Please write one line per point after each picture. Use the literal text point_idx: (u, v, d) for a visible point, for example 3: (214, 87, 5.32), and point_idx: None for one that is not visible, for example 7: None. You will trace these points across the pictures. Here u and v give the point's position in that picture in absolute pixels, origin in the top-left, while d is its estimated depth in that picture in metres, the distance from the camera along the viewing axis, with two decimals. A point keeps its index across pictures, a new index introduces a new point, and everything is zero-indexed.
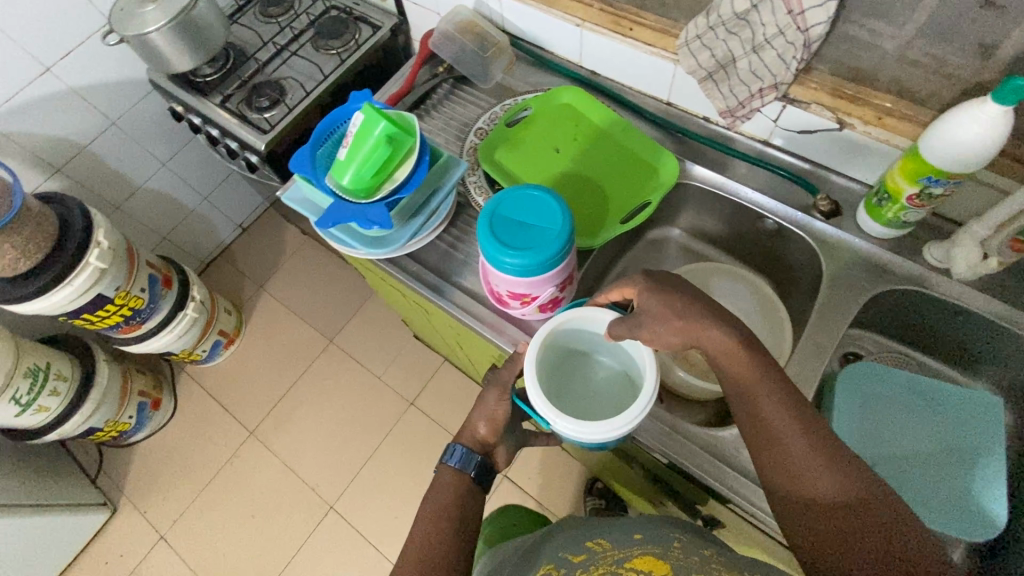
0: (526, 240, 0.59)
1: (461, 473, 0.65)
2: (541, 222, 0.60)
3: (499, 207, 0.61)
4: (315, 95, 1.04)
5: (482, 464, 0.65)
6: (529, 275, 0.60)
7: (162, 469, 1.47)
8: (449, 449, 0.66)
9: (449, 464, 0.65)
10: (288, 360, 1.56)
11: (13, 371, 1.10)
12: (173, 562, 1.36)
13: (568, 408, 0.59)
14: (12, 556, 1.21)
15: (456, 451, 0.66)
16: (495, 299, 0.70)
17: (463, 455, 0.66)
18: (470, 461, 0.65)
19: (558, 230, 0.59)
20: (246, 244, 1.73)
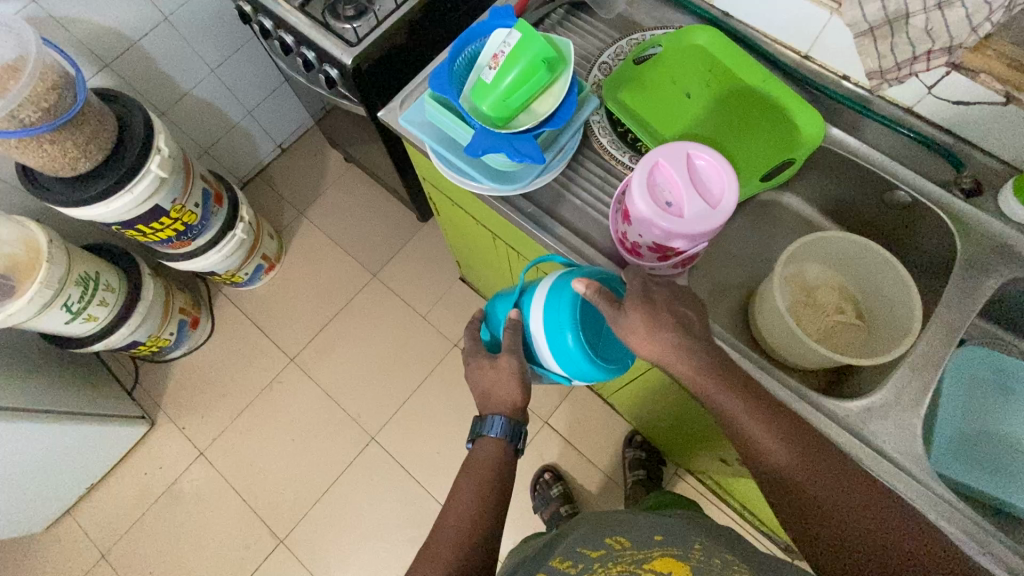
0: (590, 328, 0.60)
1: (505, 444, 0.67)
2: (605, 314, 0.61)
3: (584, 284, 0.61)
4: (405, 9, 0.93)
5: (517, 428, 0.68)
6: (571, 362, 0.60)
7: (200, 388, 1.46)
8: (481, 420, 0.68)
9: (489, 435, 0.67)
10: (329, 291, 1.53)
11: (65, 277, 1.05)
12: (213, 478, 1.38)
13: None
14: (55, 460, 1.21)
15: (495, 423, 0.67)
16: (624, 248, 0.66)
17: (503, 427, 0.67)
18: (508, 428, 0.67)
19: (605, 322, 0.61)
20: (286, 166, 1.66)
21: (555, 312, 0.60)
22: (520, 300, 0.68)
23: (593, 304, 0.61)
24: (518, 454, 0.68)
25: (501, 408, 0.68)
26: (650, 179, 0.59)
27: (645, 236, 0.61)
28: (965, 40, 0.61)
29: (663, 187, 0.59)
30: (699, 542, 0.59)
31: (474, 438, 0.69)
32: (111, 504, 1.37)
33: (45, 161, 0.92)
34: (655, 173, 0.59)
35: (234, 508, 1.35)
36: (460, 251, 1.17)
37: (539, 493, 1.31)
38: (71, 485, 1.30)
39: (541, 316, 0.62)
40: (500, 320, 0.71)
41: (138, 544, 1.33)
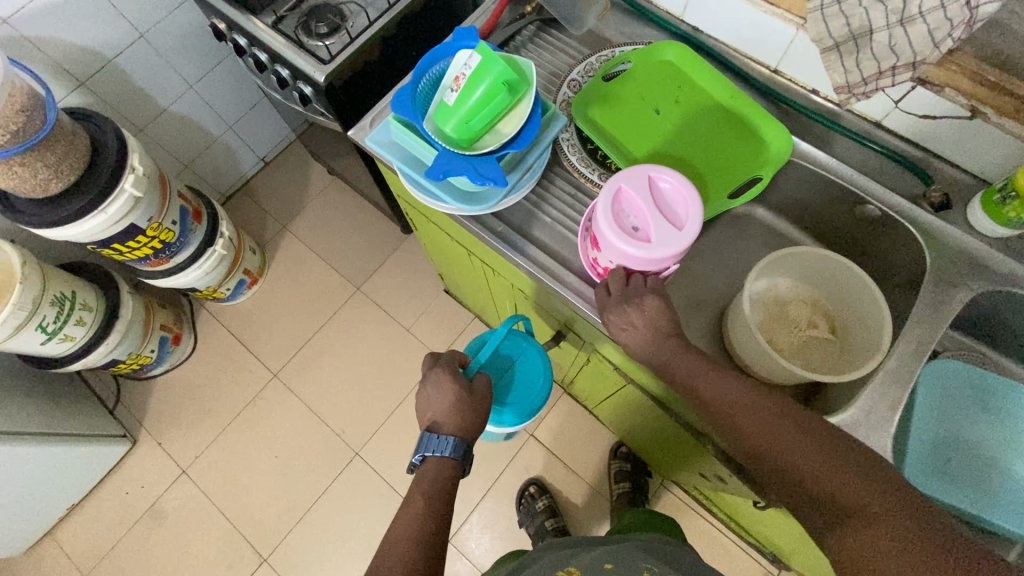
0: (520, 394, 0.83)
1: (455, 460, 0.68)
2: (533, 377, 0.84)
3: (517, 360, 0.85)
4: (378, 26, 0.93)
5: (467, 452, 0.70)
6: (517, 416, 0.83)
7: (183, 404, 1.45)
8: (430, 434, 0.68)
9: (442, 454, 0.68)
10: (312, 304, 1.52)
11: (40, 298, 1.04)
12: (196, 496, 1.37)
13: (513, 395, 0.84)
14: (34, 483, 1.19)
15: (450, 442, 0.68)
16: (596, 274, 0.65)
17: (456, 445, 0.68)
18: (461, 452, 0.68)
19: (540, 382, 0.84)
20: (269, 179, 1.65)
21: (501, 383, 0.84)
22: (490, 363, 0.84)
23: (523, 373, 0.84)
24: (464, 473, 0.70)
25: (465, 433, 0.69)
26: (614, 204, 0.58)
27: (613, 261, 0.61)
28: (928, 56, 0.61)
29: (629, 213, 0.59)
30: (647, 567, 0.62)
31: (421, 455, 0.68)
32: (92, 524, 1.36)
33: (16, 183, 0.91)
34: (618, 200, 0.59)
35: (217, 526, 1.34)
36: (440, 267, 1.17)
37: (524, 506, 1.30)
38: (50, 507, 1.28)
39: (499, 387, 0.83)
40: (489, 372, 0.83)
41: (119, 565, 1.32)
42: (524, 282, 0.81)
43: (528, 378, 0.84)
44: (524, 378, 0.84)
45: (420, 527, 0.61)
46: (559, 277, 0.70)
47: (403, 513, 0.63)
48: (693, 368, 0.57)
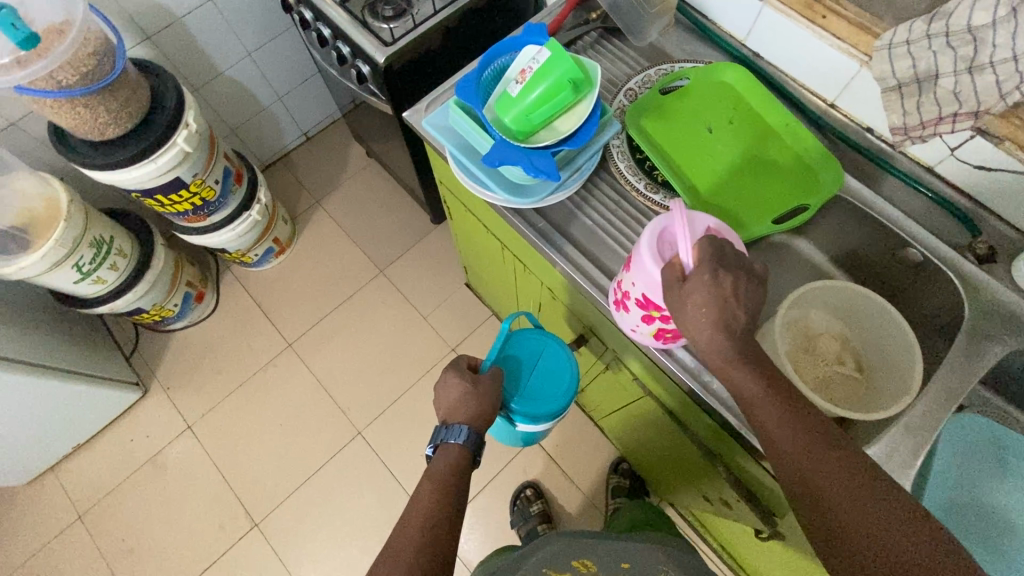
0: (536, 391, 0.83)
1: (467, 449, 0.70)
2: (552, 374, 0.84)
3: (533, 358, 0.85)
4: (443, 16, 0.95)
5: (480, 441, 0.71)
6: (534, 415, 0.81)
7: (196, 362, 1.47)
8: (445, 424, 0.72)
9: (454, 442, 0.70)
10: (335, 282, 1.54)
11: (80, 238, 1.07)
12: (197, 453, 1.38)
13: (529, 394, 0.83)
14: (45, 416, 1.22)
15: (462, 431, 0.70)
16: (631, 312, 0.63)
17: (468, 434, 0.70)
18: (473, 440, 0.70)
19: (560, 379, 0.83)
20: (309, 154, 1.68)
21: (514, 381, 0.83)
22: (505, 360, 0.84)
23: (538, 372, 0.84)
24: (475, 463, 0.72)
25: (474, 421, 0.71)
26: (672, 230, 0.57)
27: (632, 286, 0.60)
28: (993, 107, 0.60)
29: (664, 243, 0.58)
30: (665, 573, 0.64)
31: (435, 445, 0.72)
32: (93, 466, 1.38)
33: (77, 123, 0.94)
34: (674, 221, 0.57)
35: (215, 487, 1.35)
36: (464, 253, 1.17)
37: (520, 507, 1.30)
38: (56, 443, 1.31)
39: (511, 384, 0.83)
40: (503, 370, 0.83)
41: (116, 512, 1.34)
42: (557, 283, 0.82)
43: (552, 378, 0.84)
44: (547, 376, 0.84)
45: (427, 516, 0.62)
46: (594, 279, 0.70)
47: (412, 505, 0.64)
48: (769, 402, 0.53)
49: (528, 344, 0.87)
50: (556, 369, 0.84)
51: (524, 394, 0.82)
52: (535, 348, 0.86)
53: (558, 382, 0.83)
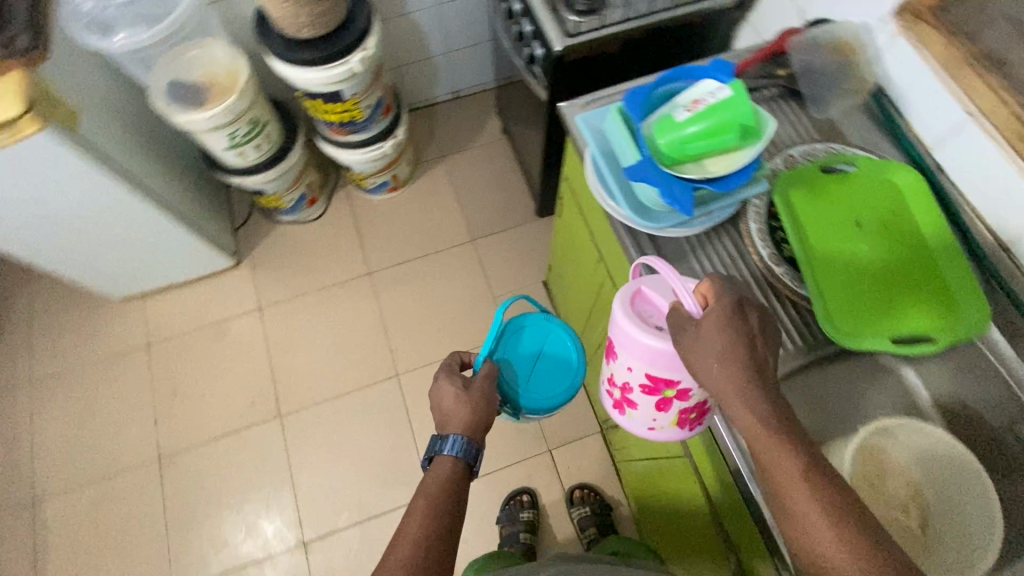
0: (542, 382, 0.81)
1: (459, 460, 0.71)
2: (553, 360, 0.83)
3: (534, 349, 0.83)
4: (630, 25, 0.96)
5: (472, 453, 0.72)
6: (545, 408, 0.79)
7: (287, 255, 1.59)
8: (440, 437, 0.72)
9: (445, 453, 0.71)
10: (429, 234, 1.61)
11: (243, 113, 1.19)
12: (258, 333, 1.51)
13: (533, 386, 0.81)
14: (156, 248, 1.37)
15: (453, 441, 0.71)
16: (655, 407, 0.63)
17: (460, 445, 0.71)
18: (466, 451, 0.71)
19: (562, 365, 0.82)
20: (451, 111, 1.76)
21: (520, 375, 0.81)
22: (505, 359, 0.81)
23: (541, 359, 0.82)
24: (470, 473, 0.73)
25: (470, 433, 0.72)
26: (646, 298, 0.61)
27: (636, 372, 0.61)
28: None
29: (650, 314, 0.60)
30: None
31: (430, 456, 0.73)
32: (174, 309, 1.54)
33: (281, 17, 1.05)
34: (640, 294, 0.61)
35: (261, 372, 1.47)
36: (558, 245, 1.19)
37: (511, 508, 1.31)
38: (154, 276, 1.47)
39: (514, 382, 0.80)
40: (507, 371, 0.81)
41: (177, 358, 1.49)
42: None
43: (558, 366, 0.82)
44: (552, 367, 0.82)
45: (419, 539, 0.63)
46: None
47: (405, 520, 0.66)
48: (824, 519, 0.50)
49: (524, 333, 0.84)
50: (562, 357, 0.83)
51: (532, 384, 0.81)
52: (531, 335, 0.84)
53: (561, 363, 0.82)
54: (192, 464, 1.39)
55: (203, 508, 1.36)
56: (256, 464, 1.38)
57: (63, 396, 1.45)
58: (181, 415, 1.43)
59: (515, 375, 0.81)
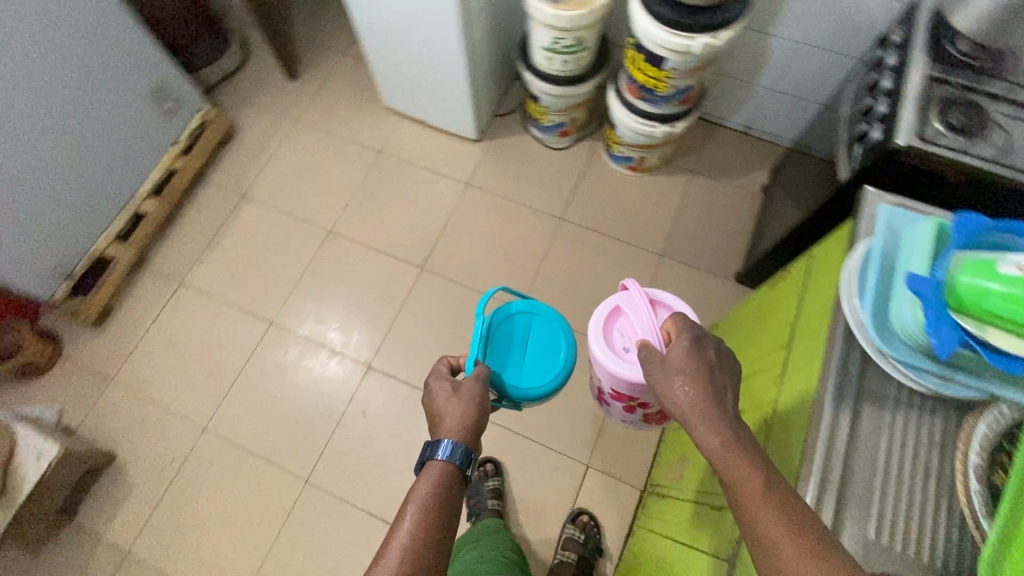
0: (531, 367, 0.98)
1: (453, 466, 0.74)
2: (539, 352, 1.00)
3: (524, 347, 1.00)
4: (995, 168, 0.85)
5: (465, 461, 0.75)
6: (532, 388, 0.95)
7: (514, 159, 1.72)
8: (431, 440, 0.76)
9: (441, 458, 0.74)
10: (631, 224, 1.63)
11: (578, 29, 1.29)
12: (453, 199, 1.68)
13: (519, 376, 0.96)
14: (439, 87, 1.58)
15: (449, 446, 0.74)
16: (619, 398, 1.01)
17: (454, 450, 0.74)
18: (460, 456, 0.74)
19: (546, 355, 1.00)
20: (730, 140, 1.72)
21: (511, 365, 0.97)
22: (490, 359, 0.97)
23: (523, 354, 0.99)
24: (464, 481, 0.75)
25: (460, 439, 0.76)
26: (620, 329, 0.94)
27: (608, 384, 0.98)
28: None
29: (621, 336, 0.93)
30: None
31: (424, 463, 0.75)
32: (414, 140, 1.78)
33: None
34: (615, 324, 0.94)
35: (432, 229, 1.65)
36: (747, 306, 1.14)
37: (477, 479, 1.40)
38: (421, 107, 1.70)
39: (507, 373, 0.96)
40: (495, 368, 0.96)
41: (388, 176, 1.73)
42: (784, 419, 0.76)
43: (545, 353, 1.00)
44: (537, 358, 0.99)
45: (406, 544, 0.65)
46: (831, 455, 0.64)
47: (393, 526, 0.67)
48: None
49: (512, 333, 1.01)
50: (546, 346, 1.01)
51: (520, 372, 0.96)
52: (520, 332, 1.01)
53: (543, 355, 0.99)
54: (346, 255, 1.63)
55: (329, 290, 1.59)
56: (382, 290, 1.58)
57: (310, 146, 1.78)
58: (364, 217, 1.68)
59: (506, 372, 0.96)
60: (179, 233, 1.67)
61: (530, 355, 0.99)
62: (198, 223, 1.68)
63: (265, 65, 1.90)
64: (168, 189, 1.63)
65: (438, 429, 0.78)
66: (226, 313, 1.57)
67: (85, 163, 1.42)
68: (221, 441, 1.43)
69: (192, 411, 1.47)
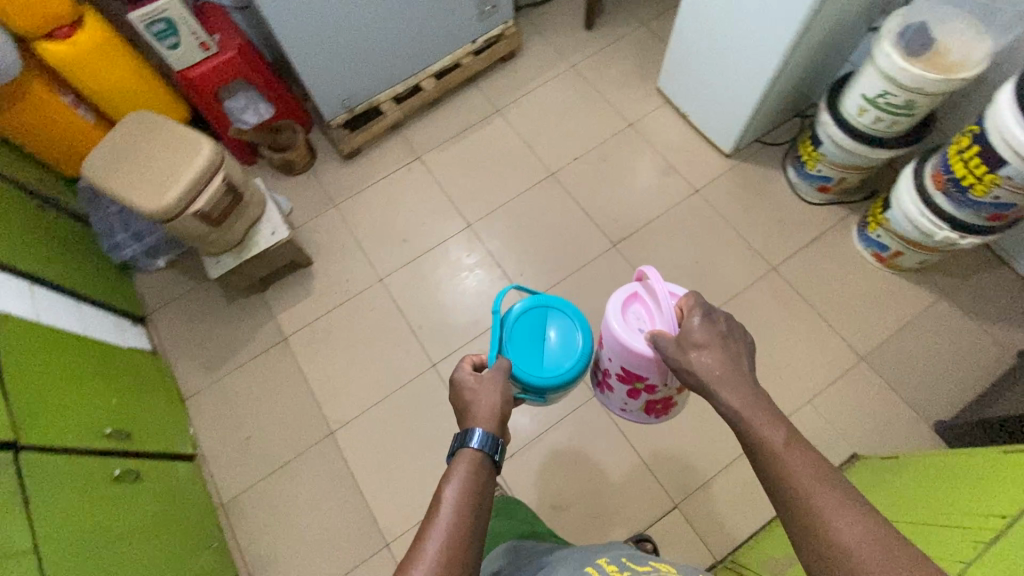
0: (548, 359, 0.92)
1: (484, 457, 0.74)
2: (559, 343, 0.94)
3: (544, 339, 0.94)
4: None
5: (494, 448, 0.75)
6: (548, 377, 0.90)
7: (754, 190, 1.65)
8: (462, 432, 0.76)
9: (472, 448, 0.74)
10: (841, 311, 1.49)
11: (917, 91, 1.17)
12: (674, 198, 1.66)
13: (538, 369, 0.91)
14: (726, 91, 1.55)
15: (479, 437, 0.75)
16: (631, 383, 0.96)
17: (486, 440, 0.75)
18: (492, 445, 0.75)
19: (566, 345, 0.94)
20: (1003, 285, 1.48)
21: (527, 356, 0.92)
22: (508, 349, 0.92)
23: (542, 345, 0.94)
24: (493, 472, 0.75)
25: (492, 430, 0.76)
26: (637, 312, 0.89)
27: (615, 363, 0.93)
28: None
29: (637, 317, 0.88)
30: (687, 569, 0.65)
31: (455, 454, 0.75)
32: (666, 128, 1.77)
33: None
34: (631, 306, 0.90)
35: (641, 215, 1.65)
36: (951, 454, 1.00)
37: (565, 452, 1.41)
38: (692, 101, 1.69)
39: (525, 364, 0.90)
40: (512, 357, 0.91)
41: (629, 149, 1.75)
42: None
43: (564, 345, 0.94)
44: (555, 347, 0.93)
45: (446, 535, 0.65)
46: None
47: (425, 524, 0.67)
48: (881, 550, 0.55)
49: (530, 323, 0.95)
50: (561, 335, 0.95)
51: (538, 365, 0.91)
52: (536, 323, 0.96)
53: (563, 347, 0.94)
54: (556, 199, 1.70)
55: (526, 221, 1.68)
56: (573, 245, 1.63)
57: (572, 91, 1.86)
58: (589, 175, 1.73)
59: (524, 364, 0.90)
60: (436, 114, 1.86)
61: (551, 349, 0.94)
62: (453, 113, 1.86)
63: (572, 8, 2.00)
64: (450, 76, 1.81)
65: (467, 420, 0.79)
66: (440, 197, 1.74)
67: (410, 27, 1.62)
68: (387, 295, 1.62)
69: (379, 260, 1.67)
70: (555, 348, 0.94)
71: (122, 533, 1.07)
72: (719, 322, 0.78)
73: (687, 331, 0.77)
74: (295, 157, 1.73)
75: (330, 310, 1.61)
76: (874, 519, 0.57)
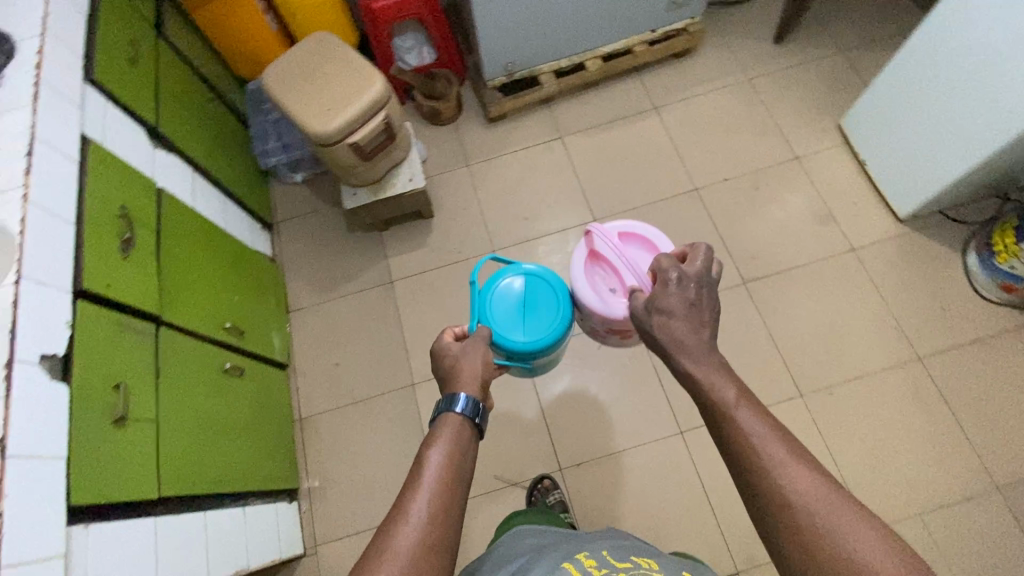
0: (529, 324, 0.96)
1: (466, 421, 0.77)
2: (535, 306, 0.98)
3: (520, 303, 0.98)
4: None
5: (475, 409, 0.78)
6: (533, 343, 0.94)
7: (920, 266, 1.47)
8: (447, 395, 0.78)
9: (456, 411, 0.77)
10: (987, 427, 1.31)
11: None
12: (825, 250, 1.51)
13: (522, 335, 0.94)
14: (926, 150, 1.37)
15: (461, 401, 0.77)
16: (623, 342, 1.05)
17: (469, 404, 0.77)
18: (472, 406, 0.78)
19: (546, 308, 0.98)
20: None
21: (507, 324, 0.96)
22: (487, 319, 0.95)
23: (520, 308, 0.97)
24: (477, 437, 0.78)
25: (472, 395, 0.78)
26: (599, 276, 0.99)
27: (599, 327, 1.01)
28: None
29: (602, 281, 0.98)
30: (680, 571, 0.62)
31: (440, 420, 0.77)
32: (836, 171, 1.60)
33: None
34: (594, 273, 0.99)
35: (781, 257, 1.52)
36: None
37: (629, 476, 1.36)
38: (880, 151, 1.51)
39: (509, 333, 0.94)
40: (492, 326, 0.95)
41: (789, 185, 1.60)
42: None
43: (541, 308, 0.98)
44: (533, 312, 0.97)
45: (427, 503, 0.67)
46: None
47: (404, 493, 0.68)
48: (828, 505, 0.56)
49: (508, 291, 0.99)
50: (536, 299, 0.99)
51: (519, 330, 0.95)
52: (512, 291, 0.99)
53: (542, 309, 0.98)
54: (694, 218, 1.59)
55: None
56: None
57: (740, 106, 1.72)
58: (736, 202, 1.60)
59: (505, 332, 0.94)
60: (592, 99, 1.78)
61: (529, 314, 0.97)
62: (607, 101, 1.77)
63: (767, 18, 1.83)
64: (618, 62, 1.72)
65: (454, 384, 0.80)
66: (572, 185, 1.68)
67: (597, 2, 1.54)
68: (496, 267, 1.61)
69: (497, 232, 1.65)
70: (532, 312, 0.97)
71: (221, 424, 1.15)
72: (693, 288, 0.76)
73: (658, 297, 0.76)
74: (443, 109, 1.72)
75: (438, 268, 1.62)
76: (819, 474, 0.59)
